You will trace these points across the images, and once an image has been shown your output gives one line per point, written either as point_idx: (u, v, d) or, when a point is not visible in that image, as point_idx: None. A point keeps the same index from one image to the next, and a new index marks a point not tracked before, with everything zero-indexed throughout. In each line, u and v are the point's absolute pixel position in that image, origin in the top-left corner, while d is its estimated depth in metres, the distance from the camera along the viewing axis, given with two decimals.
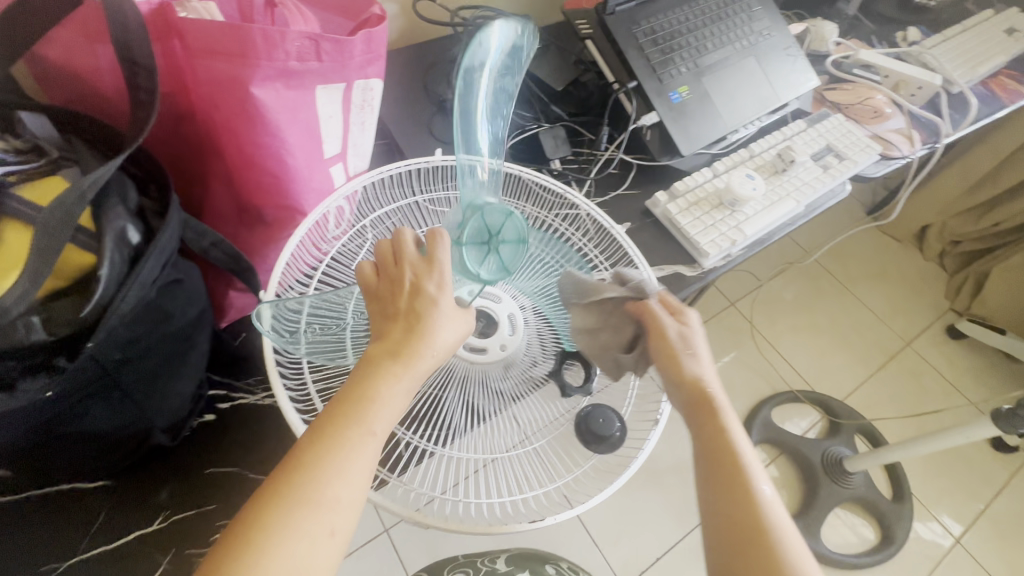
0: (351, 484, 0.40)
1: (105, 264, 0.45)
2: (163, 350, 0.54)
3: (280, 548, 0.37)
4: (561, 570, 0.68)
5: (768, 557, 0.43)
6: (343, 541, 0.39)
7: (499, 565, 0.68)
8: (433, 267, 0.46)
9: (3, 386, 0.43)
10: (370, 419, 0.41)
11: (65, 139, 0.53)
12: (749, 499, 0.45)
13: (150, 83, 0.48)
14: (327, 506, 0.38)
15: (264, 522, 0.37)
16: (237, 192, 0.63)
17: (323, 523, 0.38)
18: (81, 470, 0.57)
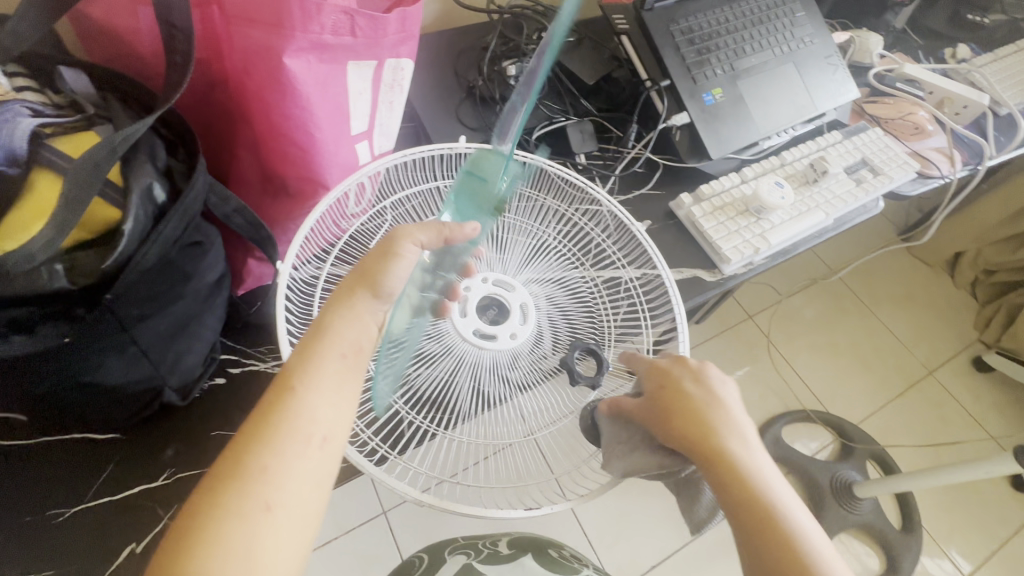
0: (284, 456, 0.41)
1: (130, 219, 0.45)
2: (179, 310, 0.55)
3: (219, 531, 0.38)
4: (563, 555, 0.68)
5: None
6: (284, 517, 0.40)
7: (500, 548, 0.68)
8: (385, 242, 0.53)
9: (23, 328, 0.44)
10: (293, 388, 0.44)
11: (100, 97, 0.54)
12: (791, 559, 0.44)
13: (186, 47, 0.49)
14: (259, 480, 0.40)
15: (202, 514, 0.38)
16: (263, 162, 0.64)
17: (257, 499, 0.39)
18: (93, 420, 0.58)
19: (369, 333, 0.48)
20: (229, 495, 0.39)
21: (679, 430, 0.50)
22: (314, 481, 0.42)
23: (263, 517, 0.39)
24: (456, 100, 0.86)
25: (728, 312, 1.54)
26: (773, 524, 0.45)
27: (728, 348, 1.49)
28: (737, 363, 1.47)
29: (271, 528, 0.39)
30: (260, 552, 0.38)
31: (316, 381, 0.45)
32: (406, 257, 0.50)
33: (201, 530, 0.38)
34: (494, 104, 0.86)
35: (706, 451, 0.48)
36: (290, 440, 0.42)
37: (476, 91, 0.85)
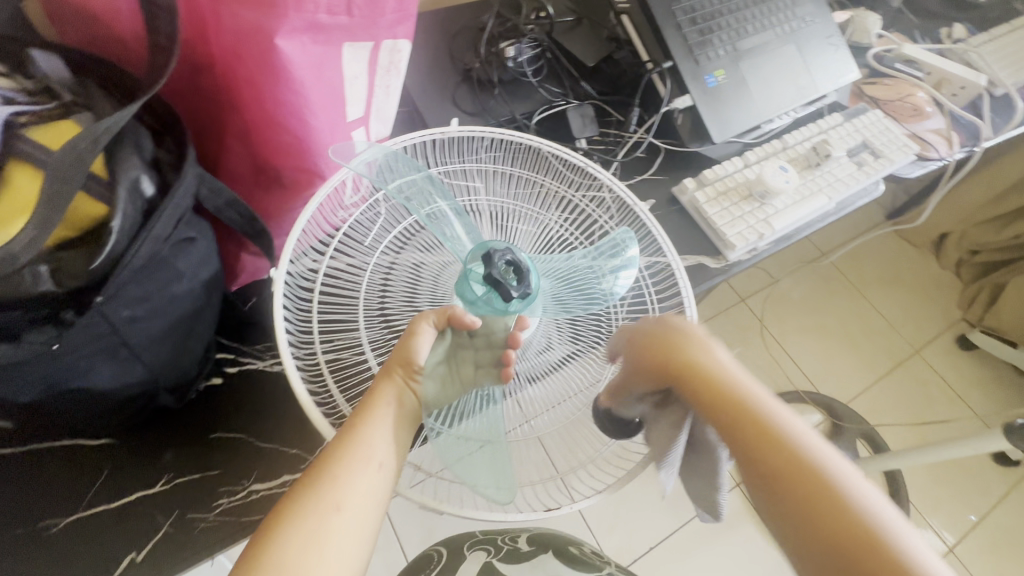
0: (353, 470, 0.46)
1: (118, 215, 0.43)
2: (173, 311, 0.52)
3: (297, 523, 0.44)
4: (585, 552, 0.67)
5: None
6: (348, 521, 0.45)
7: (520, 544, 0.67)
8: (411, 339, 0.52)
9: (8, 336, 0.41)
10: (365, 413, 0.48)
11: (77, 83, 0.50)
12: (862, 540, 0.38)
13: (170, 28, 0.46)
14: (332, 485, 0.45)
15: (289, 507, 0.45)
16: (255, 151, 0.61)
17: (329, 501, 0.45)
18: (86, 426, 0.55)
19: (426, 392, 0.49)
20: (305, 502, 0.45)
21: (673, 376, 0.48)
22: (373, 499, 0.46)
23: (333, 517, 0.44)
24: (452, 83, 0.83)
25: (720, 295, 1.55)
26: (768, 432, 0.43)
27: (720, 331, 1.50)
28: (729, 345, 1.48)
29: (338, 531, 0.44)
30: (326, 552, 0.43)
31: (377, 414, 0.48)
32: (423, 336, 0.50)
33: (285, 521, 0.44)
34: (492, 87, 0.83)
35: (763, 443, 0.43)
36: (355, 463, 0.46)
37: (473, 74, 0.82)
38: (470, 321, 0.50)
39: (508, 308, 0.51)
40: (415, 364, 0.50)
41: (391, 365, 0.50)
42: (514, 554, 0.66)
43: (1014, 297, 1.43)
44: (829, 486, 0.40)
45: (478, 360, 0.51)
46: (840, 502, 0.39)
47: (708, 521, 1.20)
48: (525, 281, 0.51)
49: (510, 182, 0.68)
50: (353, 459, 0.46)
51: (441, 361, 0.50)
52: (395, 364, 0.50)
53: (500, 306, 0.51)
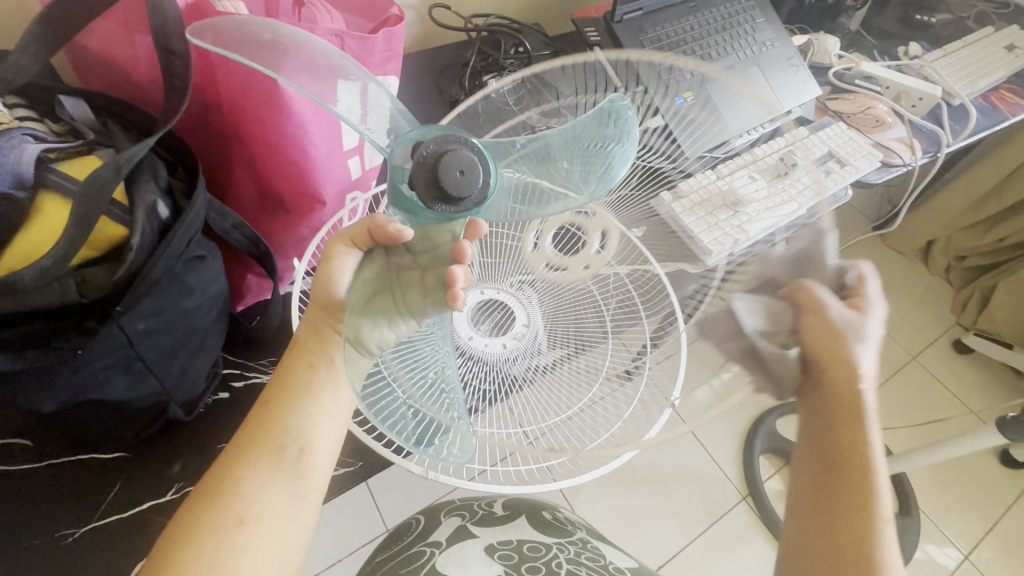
0: (257, 471, 0.45)
1: (137, 235, 0.47)
2: (183, 327, 0.56)
3: (198, 544, 0.41)
4: (556, 517, 0.69)
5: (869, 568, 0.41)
6: (257, 526, 0.43)
7: (495, 509, 0.69)
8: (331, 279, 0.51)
9: (37, 343, 0.46)
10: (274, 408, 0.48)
11: (101, 123, 0.56)
12: (868, 522, 0.42)
13: (184, 71, 0.52)
14: (235, 491, 0.44)
15: (187, 529, 0.42)
16: (260, 179, 0.66)
17: (231, 512, 0.43)
18: (103, 439, 0.59)
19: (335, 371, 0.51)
20: (205, 514, 0.42)
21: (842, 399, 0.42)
22: (285, 500, 0.45)
23: (239, 526, 0.42)
24: (440, 114, 0.89)
25: None
26: (851, 433, 0.42)
27: None
28: None
29: (244, 545, 0.42)
30: (239, 563, 0.41)
31: (289, 401, 0.48)
32: (344, 264, 0.51)
33: (186, 543, 0.41)
34: None
35: (838, 459, 0.43)
36: (260, 461, 0.45)
37: (459, 104, 0.89)
38: (397, 233, 0.47)
39: (456, 213, 0.45)
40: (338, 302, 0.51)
41: (313, 323, 0.52)
42: (488, 518, 0.68)
43: (1002, 300, 1.46)
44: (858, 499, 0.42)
45: (425, 285, 0.47)
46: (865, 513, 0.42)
47: (721, 534, 1.15)
48: (478, 180, 0.44)
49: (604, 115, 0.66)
50: (265, 452, 0.46)
51: (377, 284, 0.47)
52: (319, 315, 0.52)
53: (445, 212, 0.44)
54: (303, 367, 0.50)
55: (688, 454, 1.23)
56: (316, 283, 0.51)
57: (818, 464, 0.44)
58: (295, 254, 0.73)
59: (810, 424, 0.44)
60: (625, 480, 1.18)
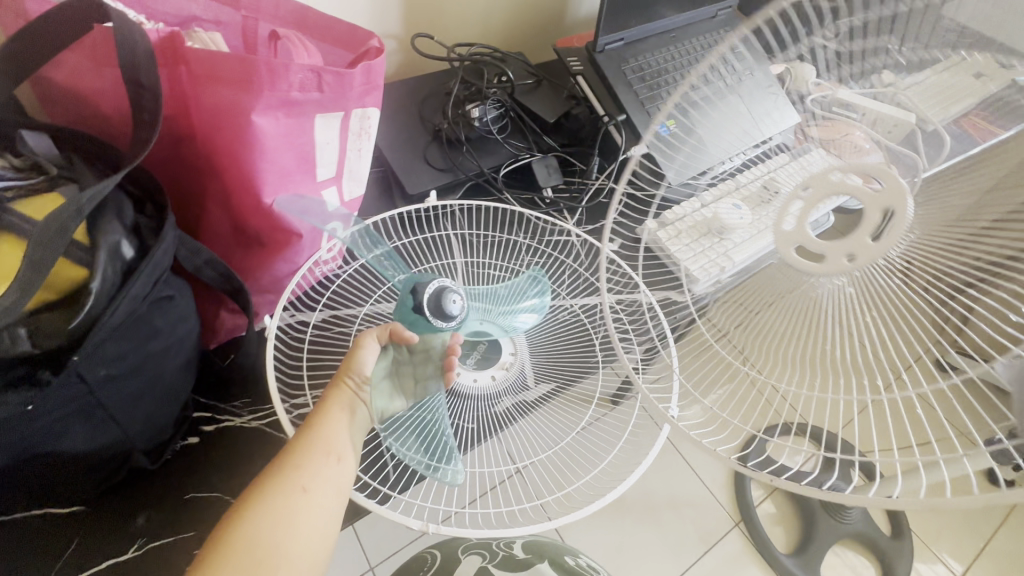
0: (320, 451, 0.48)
1: (98, 278, 0.45)
2: (148, 371, 0.53)
3: (268, 505, 0.44)
4: (579, 564, 0.66)
5: None
6: (318, 501, 0.46)
7: (515, 552, 0.68)
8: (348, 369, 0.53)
9: None
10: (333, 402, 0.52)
11: (62, 156, 0.54)
12: None
13: (153, 105, 0.51)
14: (301, 466, 0.47)
15: (258, 492, 0.45)
16: (233, 213, 0.64)
17: (295, 484, 0.46)
18: (59, 493, 0.55)
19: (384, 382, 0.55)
20: (274, 481, 0.46)
21: None
22: (341, 483, 0.48)
23: (302, 496, 0.45)
24: (422, 143, 0.89)
25: None
26: None
27: None
28: None
29: (304, 515, 0.45)
30: (298, 529, 0.44)
31: (333, 414, 0.51)
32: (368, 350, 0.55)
33: (256, 506, 0.44)
34: (460, 145, 0.88)
35: None
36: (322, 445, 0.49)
37: (442, 133, 0.88)
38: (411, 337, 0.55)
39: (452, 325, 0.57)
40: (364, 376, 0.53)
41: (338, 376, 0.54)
42: (508, 561, 0.66)
43: None
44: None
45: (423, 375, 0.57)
46: None
47: (714, 565, 1.12)
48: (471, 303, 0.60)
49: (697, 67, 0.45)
50: (321, 457, 0.48)
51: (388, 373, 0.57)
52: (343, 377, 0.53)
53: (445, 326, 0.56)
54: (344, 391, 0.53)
55: (678, 481, 1.20)
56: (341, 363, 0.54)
57: None
58: (270, 287, 0.71)
59: None
60: (616, 509, 1.15)
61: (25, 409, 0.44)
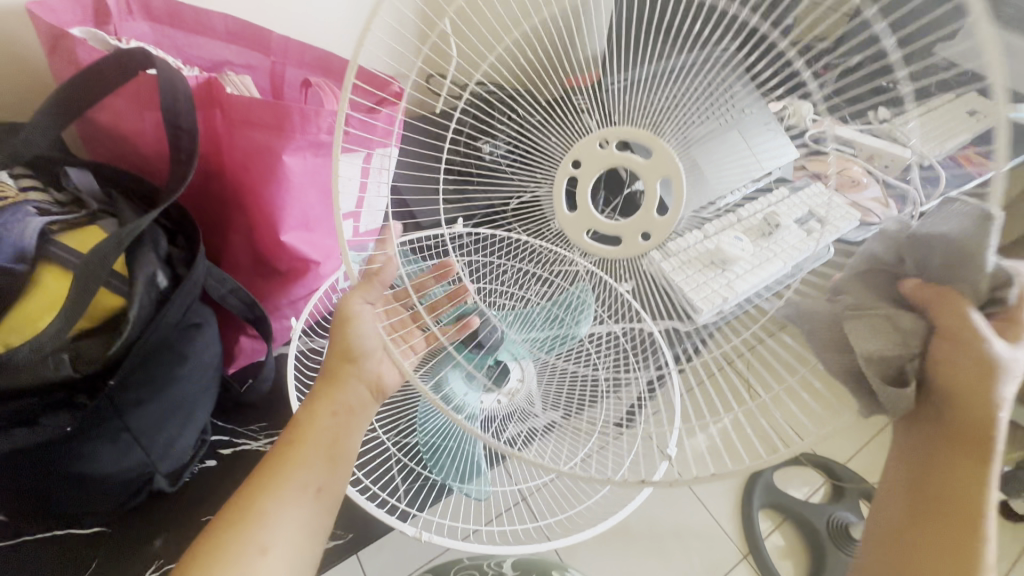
0: (278, 501, 0.46)
1: (134, 305, 0.48)
2: (174, 395, 0.55)
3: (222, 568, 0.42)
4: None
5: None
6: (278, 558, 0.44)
7: (505, 569, 0.71)
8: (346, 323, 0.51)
9: (25, 421, 0.45)
10: (296, 435, 0.49)
11: (104, 193, 0.57)
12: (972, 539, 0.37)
13: (190, 144, 0.55)
14: (257, 521, 0.44)
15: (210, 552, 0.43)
16: (257, 245, 0.67)
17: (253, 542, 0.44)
18: (83, 514, 0.56)
19: (359, 399, 0.52)
20: (229, 538, 0.44)
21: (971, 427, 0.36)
22: (306, 529, 0.46)
23: (258, 557, 0.43)
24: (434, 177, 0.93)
25: None
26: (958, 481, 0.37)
27: None
28: None
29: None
30: None
31: (295, 452, 0.48)
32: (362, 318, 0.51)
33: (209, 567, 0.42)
34: None
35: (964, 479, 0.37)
36: (286, 493, 0.46)
37: None
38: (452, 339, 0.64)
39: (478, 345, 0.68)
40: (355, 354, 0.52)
41: (331, 367, 0.52)
42: None
43: None
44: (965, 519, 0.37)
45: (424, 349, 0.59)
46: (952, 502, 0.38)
47: None
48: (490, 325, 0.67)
49: (637, 80, 0.46)
50: (290, 489, 0.46)
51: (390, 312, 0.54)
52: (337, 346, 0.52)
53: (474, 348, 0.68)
54: (336, 373, 0.52)
55: (685, 512, 1.19)
56: (337, 332, 0.52)
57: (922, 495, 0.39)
58: (289, 315, 0.74)
59: (918, 454, 0.39)
60: (622, 537, 1.14)
61: (62, 432, 0.47)
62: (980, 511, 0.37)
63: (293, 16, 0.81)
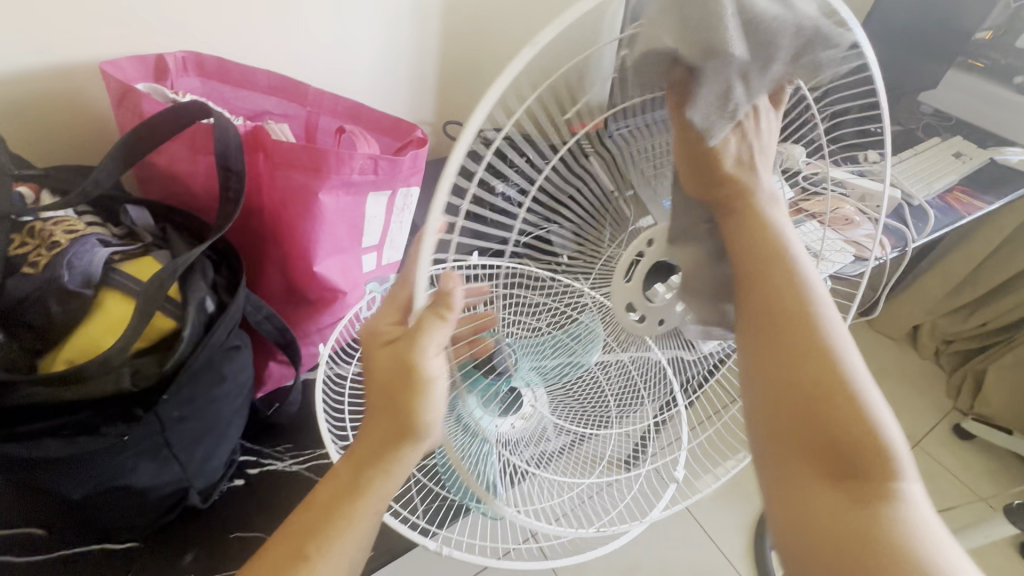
0: None
1: (189, 327, 0.52)
2: (210, 413, 0.59)
3: None
4: None
5: (871, 470, 0.39)
6: None
7: None
8: (413, 381, 0.39)
9: (88, 430, 0.50)
10: (310, 541, 0.43)
11: (159, 228, 0.63)
12: (850, 403, 0.39)
13: (238, 184, 0.61)
14: None
15: None
16: (289, 275, 0.73)
17: None
18: (120, 527, 0.59)
19: (400, 479, 0.45)
20: None
21: (785, 291, 0.43)
22: None
23: None
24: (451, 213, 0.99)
25: None
26: (802, 330, 0.42)
27: None
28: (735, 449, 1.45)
29: None
30: None
31: (308, 556, 0.43)
32: (433, 374, 0.39)
33: None
34: None
35: (806, 340, 0.42)
36: None
37: None
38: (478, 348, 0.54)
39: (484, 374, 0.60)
40: (416, 428, 0.41)
41: (386, 433, 0.42)
42: None
43: (996, 382, 1.53)
44: (850, 401, 0.39)
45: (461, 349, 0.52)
46: (852, 407, 0.39)
47: None
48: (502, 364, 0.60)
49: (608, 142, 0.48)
50: None
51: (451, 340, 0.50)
52: (395, 411, 0.41)
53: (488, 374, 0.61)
54: (388, 442, 0.42)
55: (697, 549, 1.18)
56: (401, 390, 0.40)
57: (768, 342, 0.43)
58: (315, 342, 0.78)
59: (757, 340, 0.43)
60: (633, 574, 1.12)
61: (121, 441, 0.51)
62: (868, 445, 0.39)
63: (326, 70, 0.90)
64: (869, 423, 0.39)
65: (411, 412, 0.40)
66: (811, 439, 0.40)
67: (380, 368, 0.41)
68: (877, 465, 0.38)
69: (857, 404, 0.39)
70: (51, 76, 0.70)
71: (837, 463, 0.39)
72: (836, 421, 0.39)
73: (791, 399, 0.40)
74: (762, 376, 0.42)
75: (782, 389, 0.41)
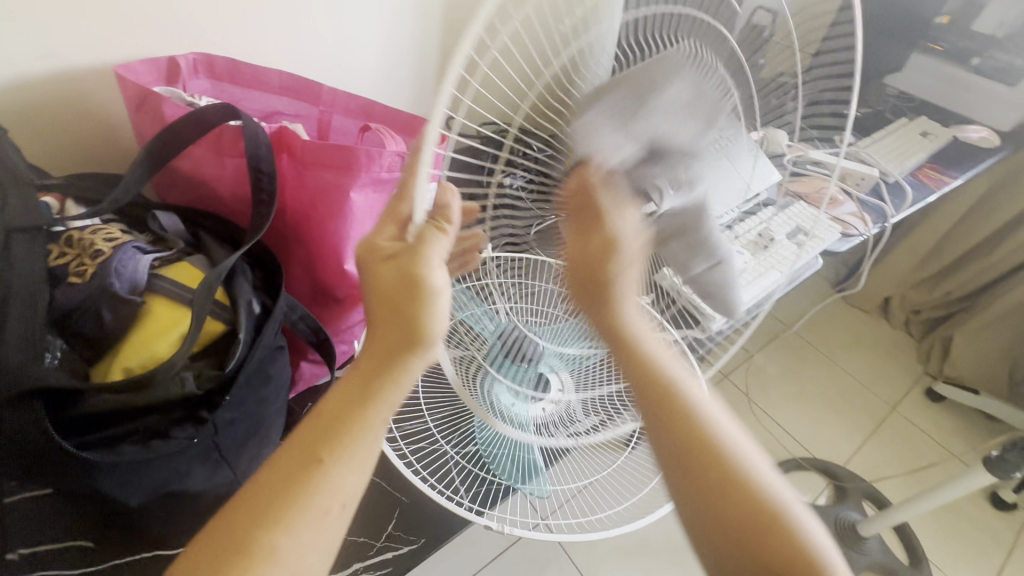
0: (290, 536, 0.39)
1: (244, 328, 0.54)
2: (256, 415, 0.59)
3: None
4: None
5: (775, 551, 0.40)
6: None
7: None
8: (417, 283, 0.41)
9: (159, 433, 0.51)
10: (318, 446, 0.41)
11: (190, 233, 0.63)
12: (748, 496, 0.42)
13: (270, 186, 0.61)
14: (261, 554, 0.38)
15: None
16: (316, 275, 0.73)
17: None
18: (173, 532, 0.60)
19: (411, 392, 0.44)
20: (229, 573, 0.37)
21: (656, 409, 0.46)
22: (320, 557, 0.40)
23: None
24: None
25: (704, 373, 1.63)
26: (670, 409, 0.46)
27: None
28: None
29: None
30: None
31: (314, 464, 0.40)
32: (433, 269, 0.41)
33: None
34: None
35: (675, 434, 0.45)
36: (307, 512, 0.39)
37: None
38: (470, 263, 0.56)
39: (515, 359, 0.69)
40: (426, 331, 0.42)
41: (395, 337, 0.42)
42: None
43: (962, 347, 1.64)
44: (711, 463, 0.43)
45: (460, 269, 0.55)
46: (743, 499, 0.42)
47: None
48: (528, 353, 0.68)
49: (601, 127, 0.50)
50: (306, 511, 0.39)
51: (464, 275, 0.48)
52: (405, 314, 0.42)
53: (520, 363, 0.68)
54: (396, 349, 0.42)
55: None
56: (404, 289, 0.41)
57: (668, 461, 0.45)
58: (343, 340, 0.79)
59: (654, 430, 0.46)
60: None
61: (191, 442, 0.53)
62: (766, 520, 0.41)
63: (328, 68, 0.90)
64: (759, 498, 0.42)
65: (417, 309, 0.41)
66: (717, 531, 0.42)
67: (383, 283, 0.42)
68: (771, 553, 0.40)
69: (756, 496, 0.42)
70: (56, 82, 0.68)
71: (754, 552, 0.40)
72: (762, 548, 0.40)
73: (728, 519, 0.41)
74: (673, 479, 0.45)
75: (681, 482, 0.44)
